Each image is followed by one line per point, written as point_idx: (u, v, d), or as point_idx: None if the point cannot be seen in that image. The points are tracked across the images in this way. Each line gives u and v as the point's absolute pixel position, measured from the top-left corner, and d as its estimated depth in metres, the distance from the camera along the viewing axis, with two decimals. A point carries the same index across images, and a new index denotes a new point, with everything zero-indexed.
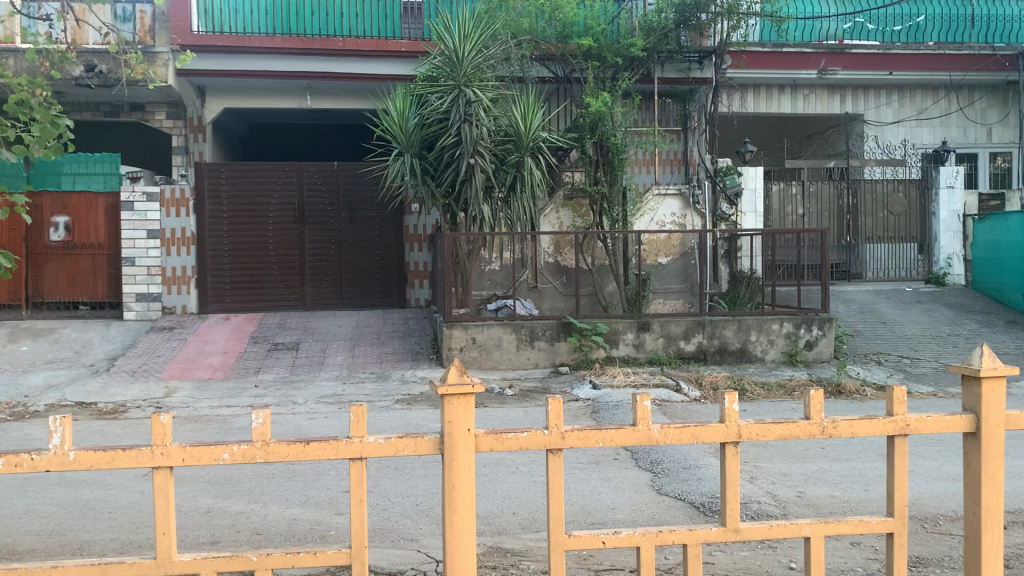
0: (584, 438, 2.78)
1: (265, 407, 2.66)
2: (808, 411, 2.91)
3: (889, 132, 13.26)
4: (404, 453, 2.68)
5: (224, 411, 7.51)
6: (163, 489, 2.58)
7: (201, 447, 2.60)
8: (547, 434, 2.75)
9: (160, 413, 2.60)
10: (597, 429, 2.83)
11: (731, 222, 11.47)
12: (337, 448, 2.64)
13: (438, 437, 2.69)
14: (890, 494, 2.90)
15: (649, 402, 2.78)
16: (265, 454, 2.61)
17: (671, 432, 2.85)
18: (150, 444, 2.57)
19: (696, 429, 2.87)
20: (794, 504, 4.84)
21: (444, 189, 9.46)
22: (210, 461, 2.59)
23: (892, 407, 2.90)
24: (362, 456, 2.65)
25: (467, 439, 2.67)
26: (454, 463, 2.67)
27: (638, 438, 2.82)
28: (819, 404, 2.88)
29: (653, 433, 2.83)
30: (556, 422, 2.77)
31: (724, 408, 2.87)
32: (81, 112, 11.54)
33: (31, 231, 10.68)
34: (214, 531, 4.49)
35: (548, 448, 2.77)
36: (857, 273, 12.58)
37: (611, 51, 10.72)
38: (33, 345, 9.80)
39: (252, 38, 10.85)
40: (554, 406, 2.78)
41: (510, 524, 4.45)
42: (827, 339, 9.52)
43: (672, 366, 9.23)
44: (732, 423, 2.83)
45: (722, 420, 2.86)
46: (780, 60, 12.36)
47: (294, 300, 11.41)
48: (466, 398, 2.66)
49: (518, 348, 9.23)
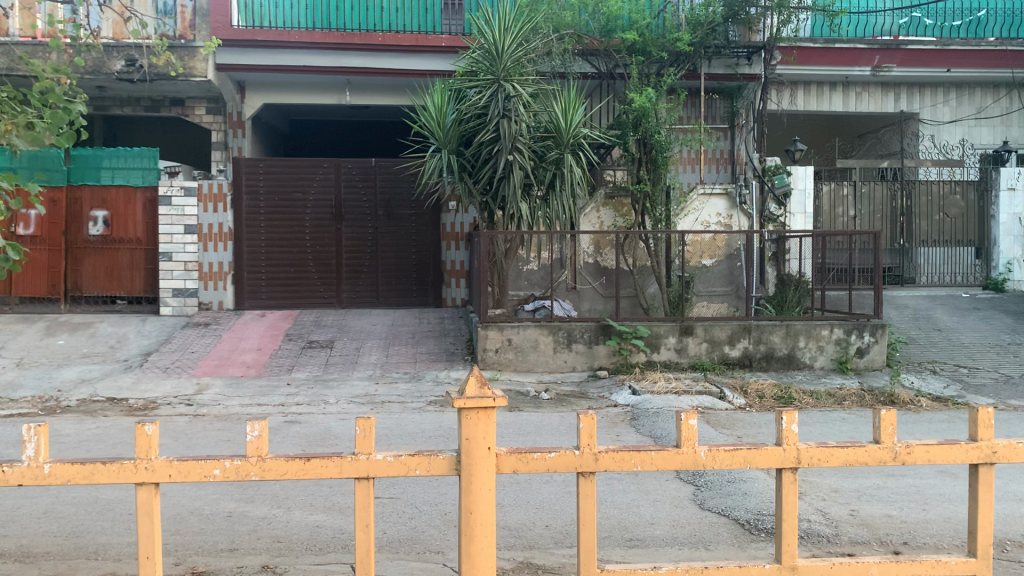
0: (619, 460, 2.58)
1: (261, 420, 2.56)
2: (878, 434, 2.71)
3: (946, 132, 12.73)
4: (416, 472, 2.53)
5: (254, 409, 7.36)
6: (147, 506, 2.49)
7: (187, 463, 2.49)
8: (577, 455, 2.55)
9: (146, 423, 2.49)
10: (636, 450, 2.62)
11: (779, 223, 11.07)
12: (342, 466, 2.51)
13: (455, 456, 2.54)
14: (974, 532, 2.72)
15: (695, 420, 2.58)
16: (261, 471, 2.50)
17: (719, 456, 2.63)
18: (133, 457, 2.47)
19: (749, 454, 2.63)
20: (846, 523, 4.51)
21: (482, 187, 9.23)
22: (198, 478, 2.48)
23: (976, 431, 2.70)
24: (370, 475, 2.52)
25: (486, 459, 2.50)
26: (473, 482, 2.49)
27: (682, 461, 2.61)
28: (891, 427, 2.67)
29: (699, 456, 2.62)
30: (588, 441, 2.58)
31: (782, 430, 2.65)
32: (122, 107, 11.55)
33: (70, 225, 10.70)
34: (232, 537, 4.31)
35: (579, 471, 2.57)
36: (910, 278, 12.10)
37: (656, 45, 10.36)
38: (69, 339, 9.79)
39: (291, 33, 10.74)
40: (587, 422, 2.58)
41: (542, 538, 4.19)
42: (879, 346, 9.12)
43: (716, 372, 8.89)
44: (791, 447, 2.62)
45: (780, 443, 2.64)
46: (832, 56, 11.91)
47: (330, 297, 11.28)
48: (486, 413, 2.47)
49: (555, 350, 8.97)
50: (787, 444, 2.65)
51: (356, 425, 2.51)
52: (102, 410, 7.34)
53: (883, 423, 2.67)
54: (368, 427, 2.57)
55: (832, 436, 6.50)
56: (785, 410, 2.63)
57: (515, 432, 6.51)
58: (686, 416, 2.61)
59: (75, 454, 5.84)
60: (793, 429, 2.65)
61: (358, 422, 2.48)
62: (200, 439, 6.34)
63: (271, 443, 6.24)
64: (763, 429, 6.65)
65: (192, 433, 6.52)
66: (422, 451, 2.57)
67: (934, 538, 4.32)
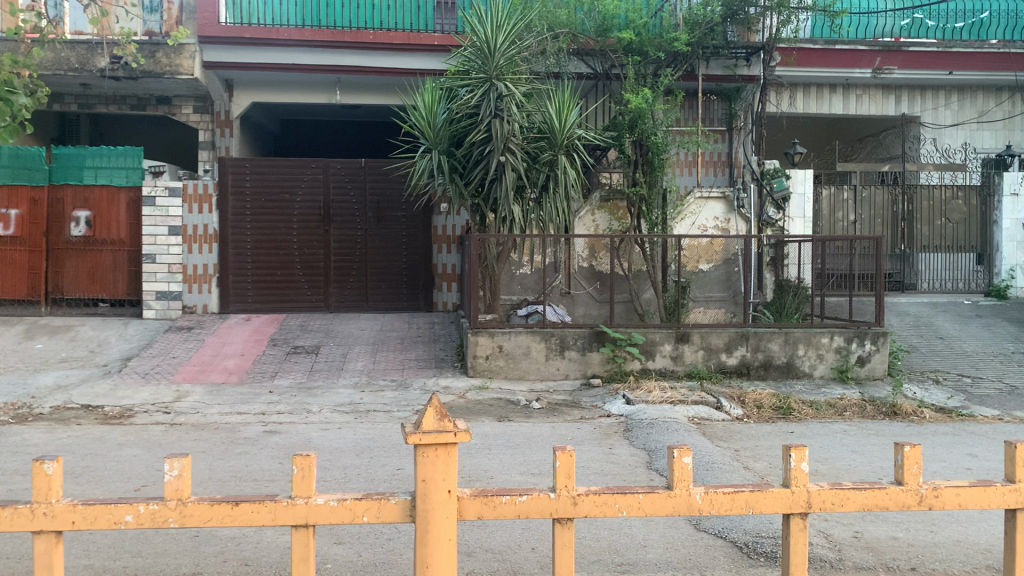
0: (601, 504, 2.48)
1: (183, 458, 2.42)
2: (901, 473, 2.59)
3: (948, 135, 12.49)
4: (363, 519, 2.41)
5: (233, 419, 7.08)
6: (45, 555, 2.35)
7: (94, 508, 2.35)
8: (553, 498, 2.46)
9: (47, 461, 2.35)
10: (621, 493, 2.51)
11: (777, 228, 10.82)
12: (275, 512, 2.39)
13: (408, 501, 2.43)
14: None
15: (689, 461, 2.48)
16: (179, 516, 2.38)
17: (717, 499, 2.53)
18: (33, 500, 2.33)
19: (752, 497, 2.53)
20: (850, 546, 4.24)
21: (473, 188, 8.98)
22: (108, 524, 2.35)
23: (1012, 470, 2.56)
24: (308, 522, 2.41)
25: (445, 503, 2.39)
26: (431, 528, 2.39)
27: (676, 503, 2.51)
28: (915, 466, 2.55)
29: (695, 500, 2.51)
30: (565, 484, 2.48)
31: (790, 469, 2.54)
32: (107, 105, 11.26)
33: (51, 226, 10.42)
34: (198, 559, 4.03)
35: (556, 516, 2.48)
36: (911, 284, 11.88)
37: (653, 45, 10.08)
38: (48, 343, 9.50)
39: (281, 30, 10.46)
40: (563, 462, 2.45)
41: (527, 562, 3.93)
42: (880, 355, 8.87)
43: (713, 380, 8.64)
44: (800, 489, 2.52)
45: (787, 485, 2.53)
46: (833, 58, 11.68)
47: (318, 301, 11.02)
48: (446, 450, 2.37)
49: (546, 357, 8.71)
50: (795, 485, 2.55)
51: (293, 465, 2.38)
52: (76, 418, 7.07)
53: (908, 461, 2.55)
54: (307, 464, 2.45)
55: (833, 450, 6.23)
56: (793, 447, 2.53)
57: (504, 444, 6.25)
58: (678, 455, 2.50)
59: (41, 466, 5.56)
60: (802, 468, 2.54)
61: (294, 460, 2.36)
62: (175, 450, 6.06)
63: (249, 455, 5.96)
64: (762, 442, 6.39)
65: (167, 443, 6.25)
66: (371, 494, 2.44)
67: (944, 564, 4.05)
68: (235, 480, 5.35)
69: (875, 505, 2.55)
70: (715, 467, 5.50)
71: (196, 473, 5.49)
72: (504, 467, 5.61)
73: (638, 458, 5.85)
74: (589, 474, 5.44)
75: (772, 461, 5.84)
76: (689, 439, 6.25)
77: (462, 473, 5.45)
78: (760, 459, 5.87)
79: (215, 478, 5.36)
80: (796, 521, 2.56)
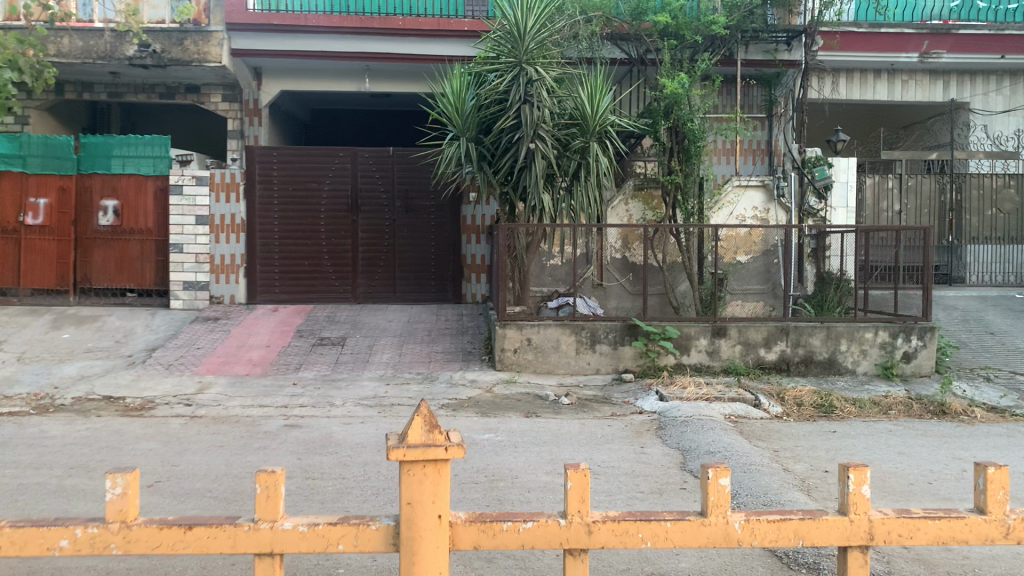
0: (620, 533, 2.27)
1: (131, 473, 2.25)
2: (983, 501, 2.32)
3: (999, 122, 11.95)
4: (338, 548, 2.22)
5: (255, 412, 6.92)
6: None
7: (28, 530, 2.19)
8: (564, 526, 2.25)
9: None
10: (644, 520, 2.30)
11: (818, 219, 10.47)
12: (236, 538, 2.22)
13: (392, 527, 2.24)
14: None
15: (725, 484, 2.25)
16: (123, 542, 2.21)
17: (760, 529, 2.29)
18: None
19: (800, 526, 2.30)
20: (898, 558, 3.92)
21: (501, 176, 8.73)
22: (40, 550, 2.19)
23: None
24: (274, 549, 2.23)
25: (435, 529, 2.21)
26: (416, 559, 2.20)
27: (711, 533, 2.29)
28: (1000, 492, 2.28)
29: (733, 530, 2.28)
30: (578, 509, 2.28)
31: (850, 494, 2.29)
32: (137, 94, 11.20)
33: (79, 215, 10.39)
34: (204, 562, 3.81)
35: (566, 547, 2.27)
36: (959, 277, 11.41)
37: (689, 29, 9.73)
38: (75, 333, 9.45)
39: (309, 17, 10.27)
40: (576, 482, 2.25)
41: (549, 568, 3.68)
42: (927, 351, 8.48)
43: (751, 376, 8.31)
44: (860, 517, 2.28)
45: (846, 512, 2.30)
46: (878, 42, 11.22)
47: (346, 292, 10.85)
48: (435, 467, 2.19)
49: (577, 351, 8.45)
50: (855, 513, 2.31)
51: (255, 484, 2.22)
52: (97, 409, 6.96)
53: (992, 486, 2.29)
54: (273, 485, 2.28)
55: (878, 451, 5.87)
56: (852, 469, 2.28)
57: (529, 441, 5.99)
58: (715, 477, 2.28)
59: (55, 459, 5.42)
60: (862, 492, 2.29)
61: (257, 477, 2.22)
62: (192, 444, 5.90)
63: (267, 450, 5.77)
64: (802, 443, 6.07)
65: (184, 436, 6.09)
66: (348, 520, 2.26)
67: None
68: (250, 476, 5.15)
69: (950, 537, 2.29)
70: (752, 468, 5.20)
71: (211, 468, 5.31)
72: (530, 466, 5.35)
73: (672, 459, 5.56)
74: (618, 475, 5.17)
75: (813, 463, 5.52)
76: (725, 438, 5.95)
77: (484, 471, 5.21)
78: (800, 461, 5.55)
79: (230, 474, 5.17)
80: (857, 555, 2.32)
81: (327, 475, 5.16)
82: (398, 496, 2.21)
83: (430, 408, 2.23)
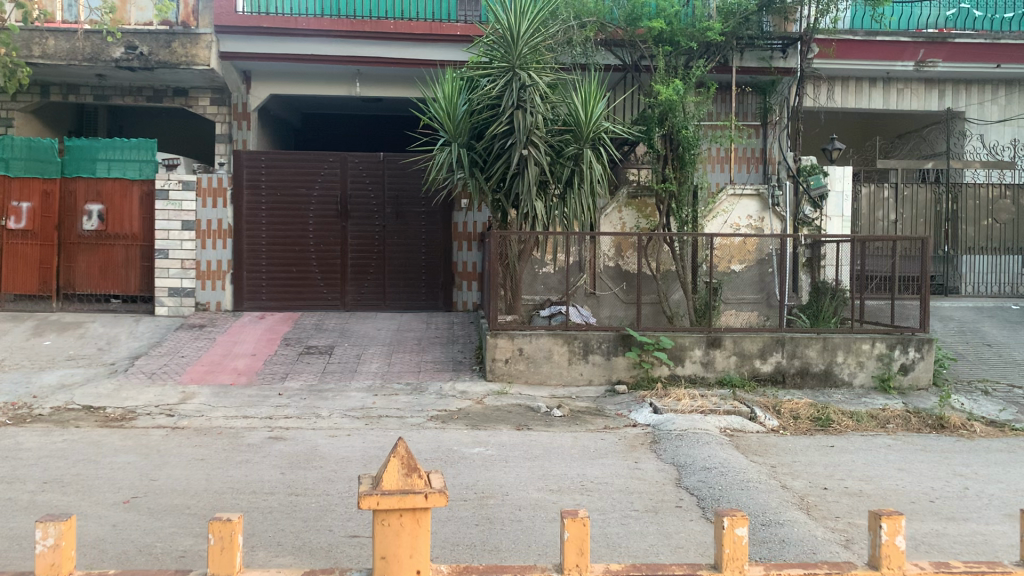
0: None
1: (67, 520, 2.17)
2: None
3: (994, 132, 11.88)
4: None
5: (239, 423, 6.74)
6: None
7: None
8: None
9: None
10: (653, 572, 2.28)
11: (814, 228, 10.31)
12: None
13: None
14: None
15: (744, 533, 2.23)
16: None
17: None
18: None
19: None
20: None
21: (494, 183, 8.58)
22: None
23: None
24: None
25: None
26: None
27: None
28: None
29: None
30: (577, 561, 2.24)
31: (884, 545, 2.29)
32: (123, 97, 11.01)
33: (63, 219, 10.18)
34: None
35: None
36: (954, 288, 11.30)
37: (684, 35, 9.62)
38: (57, 340, 9.25)
39: (300, 20, 10.11)
40: (573, 531, 2.23)
41: None
42: (925, 363, 8.36)
43: (746, 389, 8.16)
44: (893, 569, 2.28)
45: (878, 564, 2.29)
46: (874, 50, 11.11)
47: (335, 299, 10.68)
48: (412, 517, 2.21)
49: (569, 362, 8.29)
50: (887, 566, 2.31)
51: (210, 534, 2.14)
52: (75, 420, 6.76)
53: None
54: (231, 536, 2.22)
55: (877, 467, 5.74)
56: (885, 518, 2.29)
57: (521, 456, 5.82)
58: (733, 525, 2.26)
59: (29, 473, 5.22)
60: (895, 545, 2.29)
61: (212, 526, 2.14)
62: (172, 457, 5.71)
63: (249, 464, 5.59)
64: (801, 458, 5.92)
65: (165, 449, 5.90)
66: None
67: None
68: (230, 492, 4.96)
69: None
70: (749, 486, 5.04)
71: (191, 483, 5.12)
72: (520, 482, 5.18)
73: (667, 475, 5.40)
74: (612, 492, 5.01)
75: (812, 479, 5.38)
76: (720, 453, 5.81)
77: (474, 487, 5.05)
78: (798, 477, 5.40)
79: (210, 490, 4.98)
80: None
81: (311, 491, 4.98)
82: (373, 550, 2.21)
83: (408, 447, 2.25)
